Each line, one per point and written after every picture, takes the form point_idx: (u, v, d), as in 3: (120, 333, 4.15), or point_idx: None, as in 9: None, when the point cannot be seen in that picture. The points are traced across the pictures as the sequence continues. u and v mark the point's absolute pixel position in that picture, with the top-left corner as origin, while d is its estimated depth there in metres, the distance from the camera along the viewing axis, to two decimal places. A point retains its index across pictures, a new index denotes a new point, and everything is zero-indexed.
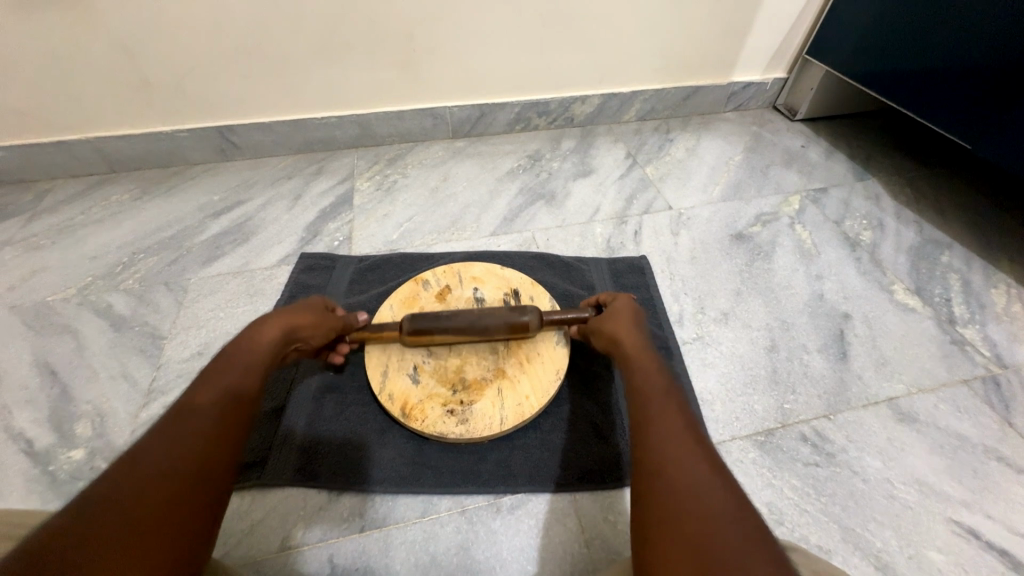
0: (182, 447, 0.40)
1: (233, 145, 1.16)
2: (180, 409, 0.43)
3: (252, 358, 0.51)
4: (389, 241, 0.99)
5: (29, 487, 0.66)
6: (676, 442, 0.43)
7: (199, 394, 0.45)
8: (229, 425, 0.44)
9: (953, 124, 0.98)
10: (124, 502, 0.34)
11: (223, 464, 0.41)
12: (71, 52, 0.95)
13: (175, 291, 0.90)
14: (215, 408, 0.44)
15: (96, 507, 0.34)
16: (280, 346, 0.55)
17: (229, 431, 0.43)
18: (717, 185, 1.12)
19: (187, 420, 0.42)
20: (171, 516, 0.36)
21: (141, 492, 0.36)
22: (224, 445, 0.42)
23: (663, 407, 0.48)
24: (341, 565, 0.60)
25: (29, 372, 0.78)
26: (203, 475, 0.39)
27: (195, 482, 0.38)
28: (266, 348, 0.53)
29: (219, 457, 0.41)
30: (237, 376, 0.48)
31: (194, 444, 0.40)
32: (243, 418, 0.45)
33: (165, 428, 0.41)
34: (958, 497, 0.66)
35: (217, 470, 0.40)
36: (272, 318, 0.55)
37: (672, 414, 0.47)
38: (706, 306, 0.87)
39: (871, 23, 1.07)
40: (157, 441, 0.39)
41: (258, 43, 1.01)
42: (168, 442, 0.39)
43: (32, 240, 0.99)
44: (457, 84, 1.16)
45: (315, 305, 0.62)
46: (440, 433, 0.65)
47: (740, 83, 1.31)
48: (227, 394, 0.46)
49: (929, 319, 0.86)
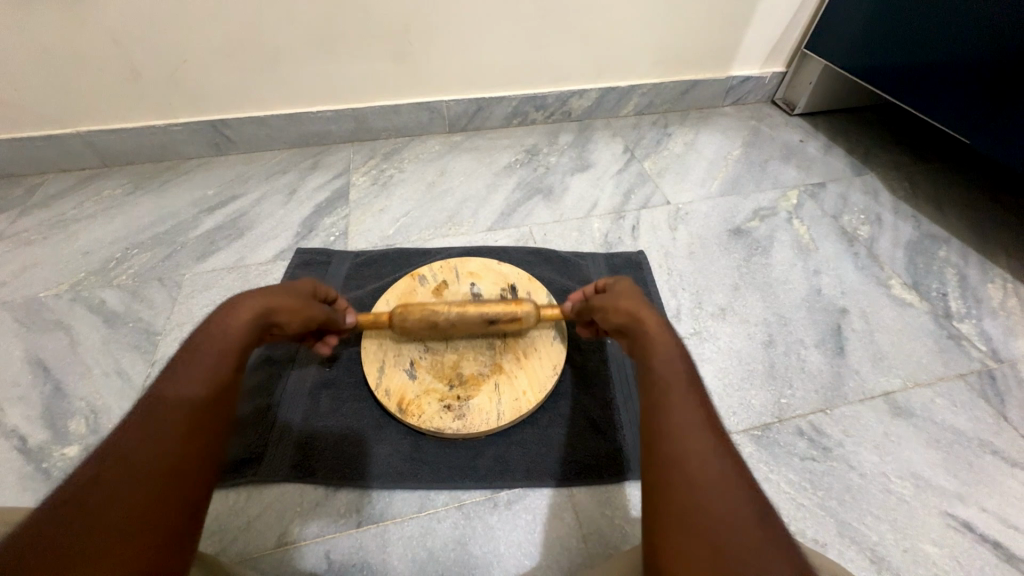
0: (154, 442, 0.38)
1: (228, 139, 1.15)
2: (152, 403, 0.41)
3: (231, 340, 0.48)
4: (385, 236, 0.99)
5: (23, 484, 0.65)
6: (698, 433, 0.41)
7: (170, 386, 0.43)
8: (204, 418, 0.42)
9: (950, 118, 0.98)
10: (92, 506, 0.34)
11: (199, 457, 0.40)
12: (61, 44, 0.94)
13: (170, 287, 0.89)
14: (188, 399, 0.42)
15: (60, 515, 0.33)
16: (259, 327, 0.51)
17: (204, 422, 0.42)
18: (715, 179, 1.12)
19: (158, 414, 0.40)
20: (144, 516, 0.35)
21: (109, 494, 0.35)
22: (198, 438, 0.41)
23: (684, 392, 0.45)
24: (338, 561, 0.60)
25: (21, 369, 0.77)
26: (178, 471, 0.38)
27: (168, 479, 0.37)
28: (243, 330, 0.49)
29: (194, 451, 0.40)
30: (212, 362, 0.45)
31: (167, 439, 0.39)
32: (219, 408, 0.44)
33: (134, 426, 0.39)
34: (955, 491, 0.67)
35: (195, 463, 0.39)
36: (248, 296, 0.52)
37: (691, 399, 0.44)
38: (703, 301, 0.87)
39: (870, 17, 1.06)
40: (129, 439, 0.38)
41: (252, 36, 0.99)
42: (140, 440, 0.38)
43: (23, 235, 0.98)
44: (454, 77, 1.15)
45: (302, 290, 0.59)
46: (437, 429, 0.65)
47: (738, 78, 1.30)
48: (201, 382, 0.44)
49: (926, 313, 0.87)
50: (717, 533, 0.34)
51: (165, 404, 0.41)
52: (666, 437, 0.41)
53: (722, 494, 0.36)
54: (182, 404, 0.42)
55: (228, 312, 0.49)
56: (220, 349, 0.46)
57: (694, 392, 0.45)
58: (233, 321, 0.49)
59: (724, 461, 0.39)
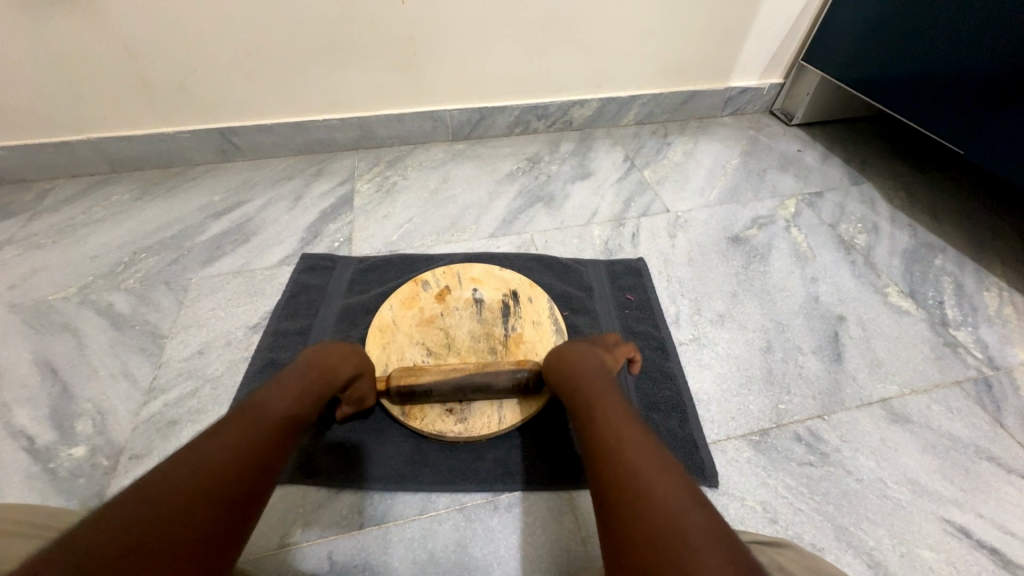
0: (226, 456, 0.40)
1: (235, 146, 1.17)
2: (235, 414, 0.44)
3: (326, 380, 0.55)
4: (388, 242, 1.00)
5: (30, 484, 0.66)
6: (618, 438, 0.45)
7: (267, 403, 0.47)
8: (280, 438, 0.45)
9: (945, 129, 0.99)
10: (168, 509, 0.35)
11: (255, 483, 0.41)
12: (75, 52, 0.96)
13: (176, 291, 0.90)
14: (271, 420, 0.46)
15: (136, 511, 0.33)
16: (349, 381, 0.59)
17: (277, 442, 0.45)
18: (714, 188, 1.14)
19: (249, 422, 0.44)
20: (202, 516, 0.36)
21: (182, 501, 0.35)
22: (259, 462, 0.42)
23: (606, 411, 0.49)
24: (340, 562, 0.60)
25: (29, 370, 0.78)
26: (235, 494, 0.39)
27: (231, 495, 0.38)
28: (338, 377, 0.57)
29: (261, 467, 0.42)
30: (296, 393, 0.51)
31: (236, 458, 0.41)
32: (289, 433, 0.47)
33: (231, 426, 0.43)
34: (950, 496, 0.67)
35: (253, 492, 0.40)
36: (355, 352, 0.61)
37: (616, 414, 0.48)
38: (702, 308, 0.88)
39: (867, 30, 1.08)
40: (214, 442, 0.41)
41: (262, 48, 1.02)
42: (219, 452, 0.40)
43: (33, 239, 1.00)
44: (458, 87, 1.18)
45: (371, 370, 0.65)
46: (439, 432, 0.66)
47: (737, 88, 1.32)
48: (284, 409, 0.48)
49: (922, 321, 0.87)
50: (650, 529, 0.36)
51: (247, 421, 0.44)
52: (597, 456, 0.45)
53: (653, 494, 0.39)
54: (259, 427, 0.44)
55: (326, 357, 0.57)
56: (301, 385, 0.52)
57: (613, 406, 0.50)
58: (336, 366, 0.57)
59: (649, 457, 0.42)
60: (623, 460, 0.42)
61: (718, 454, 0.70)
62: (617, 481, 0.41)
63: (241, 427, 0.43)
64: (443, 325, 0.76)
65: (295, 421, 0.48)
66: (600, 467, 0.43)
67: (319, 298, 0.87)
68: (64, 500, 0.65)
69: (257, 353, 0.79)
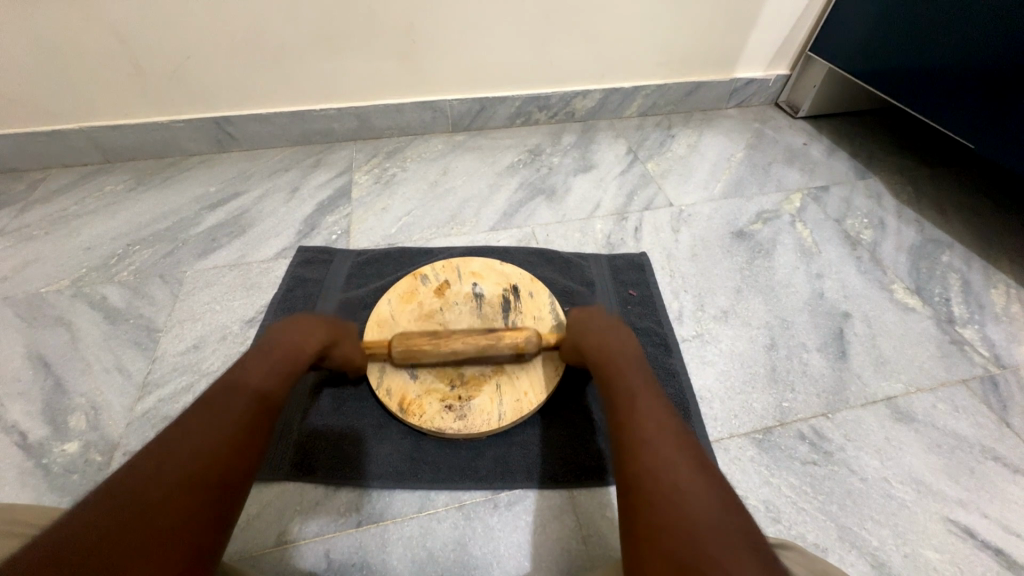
0: (197, 449, 0.40)
1: (231, 137, 1.15)
2: (205, 406, 0.45)
3: (294, 358, 0.56)
4: (387, 235, 0.98)
5: (23, 480, 0.65)
6: (653, 438, 0.44)
7: (240, 389, 0.48)
8: (254, 423, 0.46)
9: (953, 123, 0.98)
10: (138, 505, 0.35)
11: (234, 467, 0.41)
12: (65, 40, 0.94)
13: (171, 284, 0.89)
14: (242, 407, 0.46)
15: (108, 509, 0.34)
16: (317, 355, 0.60)
17: (252, 426, 0.45)
18: (718, 181, 1.12)
19: (220, 409, 0.45)
20: (179, 504, 0.36)
21: (158, 490, 0.36)
22: (236, 446, 0.43)
23: (640, 403, 0.50)
24: (337, 561, 0.59)
25: (21, 364, 0.77)
26: (217, 478, 0.40)
27: (211, 484, 0.39)
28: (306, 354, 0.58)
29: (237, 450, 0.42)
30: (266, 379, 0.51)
31: (206, 450, 0.41)
32: (264, 417, 0.47)
33: (200, 416, 0.43)
34: (956, 497, 0.66)
35: (233, 476, 0.41)
36: (318, 325, 0.61)
37: (650, 408, 0.49)
38: (706, 303, 0.87)
39: (875, 21, 1.06)
40: (184, 435, 0.41)
41: (257, 37, 1.00)
42: (194, 443, 0.41)
43: (25, 230, 0.98)
44: (458, 77, 1.15)
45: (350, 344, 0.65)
46: (438, 429, 0.65)
47: (742, 80, 1.30)
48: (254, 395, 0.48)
49: (928, 318, 0.86)
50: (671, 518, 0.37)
51: (217, 411, 0.44)
52: (625, 446, 0.45)
53: (677, 489, 0.39)
54: (232, 414, 0.45)
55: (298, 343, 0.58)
56: (273, 370, 0.53)
57: (650, 404, 0.49)
58: (300, 343, 0.58)
59: (682, 461, 0.41)
60: (652, 461, 0.42)
61: (720, 452, 0.69)
62: (642, 476, 0.41)
63: (210, 415, 0.44)
64: (442, 320, 0.74)
65: (268, 406, 0.49)
66: (628, 462, 0.43)
67: (317, 291, 0.86)
68: (59, 497, 0.64)
69: None
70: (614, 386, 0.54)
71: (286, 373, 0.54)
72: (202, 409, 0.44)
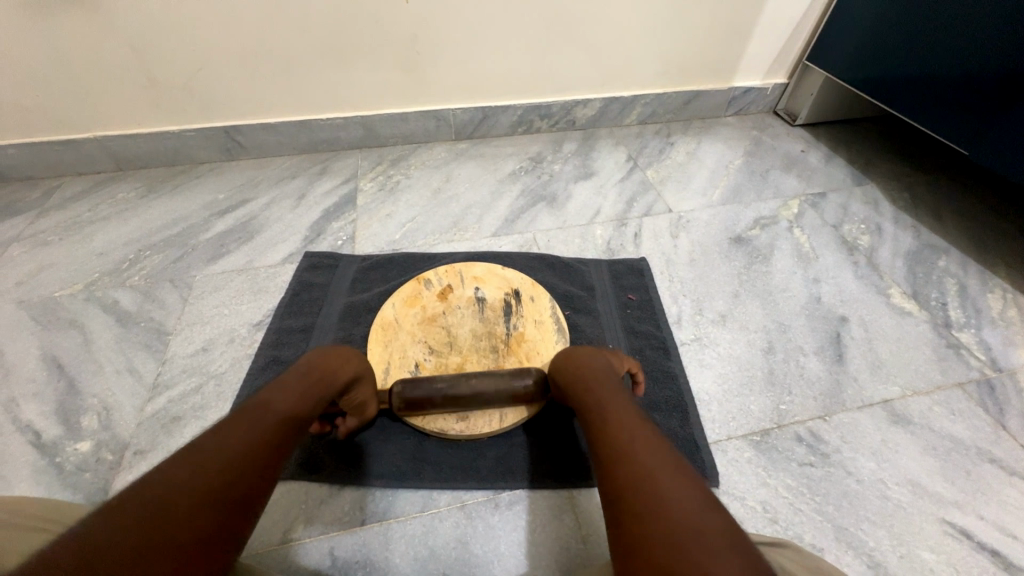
0: (221, 464, 0.38)
1: (240, 146, 1.18)
2: (233, 418, 0.43)
3: (325, 381, 0.54)
4: (391, 240, 1.00)
5: (36, 478, 0.67)
6: (632, 443, 0.42)
7: (266, 404, 0.46)
8: (277, 440, 0.44)
9: (949, 130, 0.99)
10: (157, 518, 0.33)
11: (253, 485, 0.39)
12: (81, 52, 0.97)
13: (181, 288, 0.91)
14: (267, 423, 0.44)
15: (126, 519, 0.32)
16: (348, 385, 0.57)
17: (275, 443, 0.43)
18: (717, 188, 1.14)
19: (245, 422, 0.43)
20: (195, 519, 0.34)
21: (178, 503, 0.34)
22: (252, 468, 0.40)
23: (616, 413, 0.48)
24: (341, 558, 0.61)
25: (36, 366, 0.79)
26: (235, 496, 0.37)
27: (230, 500, 0.37)
28: (336, 379, 0.55)
29: (258, 466, 0.40)
30: (293, 397, 0.49)
31: (229, 465, 0.38)
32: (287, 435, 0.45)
33: (226, 429, 0.41)
34: (952, 499, 0.67)
35: (252, 494, 0.39)
36: (354, 355, 0.59)
37: (627, 419, 0.46)
38: (704, 308, 0.88)
39: (872, 30, 1.08)
40: (209, 447, 0.39)
41: (265, 48, 1.03)
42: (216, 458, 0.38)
43: (40, 237, 1.00)
44: (460, 86, 1.18)
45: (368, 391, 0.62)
46: (440, 429, 0.67)
47: (741, 88, 1.32)
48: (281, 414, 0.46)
49: (925, 322, 0.87)
50: (653, 527, 0.35)
51: (243, 425, 0.42)
52: (603, 459, 0.43)
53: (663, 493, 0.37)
54: (257, 430, 0.43)
55: (323, 359, 0.55)
56: (299, 389, 0.50)
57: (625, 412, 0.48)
58: (335, 369, 0.55)
59: (664, 461, 0.40)
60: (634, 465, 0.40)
61: (718, 454, 0.70)
62: (627, 483, 0.39)
63: (234, 427, 0.42)
64: (445, 323, 0.76)
65: (292, 423, 0.46)
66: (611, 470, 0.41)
67: (323, 296, 0.88)
68: (70, 495, 0.65)
69: (261, 351, 0.80)
70: (586, 401, 0.53)
71: (314, 393, 0.51)
72: (228, 422, 0.42)
